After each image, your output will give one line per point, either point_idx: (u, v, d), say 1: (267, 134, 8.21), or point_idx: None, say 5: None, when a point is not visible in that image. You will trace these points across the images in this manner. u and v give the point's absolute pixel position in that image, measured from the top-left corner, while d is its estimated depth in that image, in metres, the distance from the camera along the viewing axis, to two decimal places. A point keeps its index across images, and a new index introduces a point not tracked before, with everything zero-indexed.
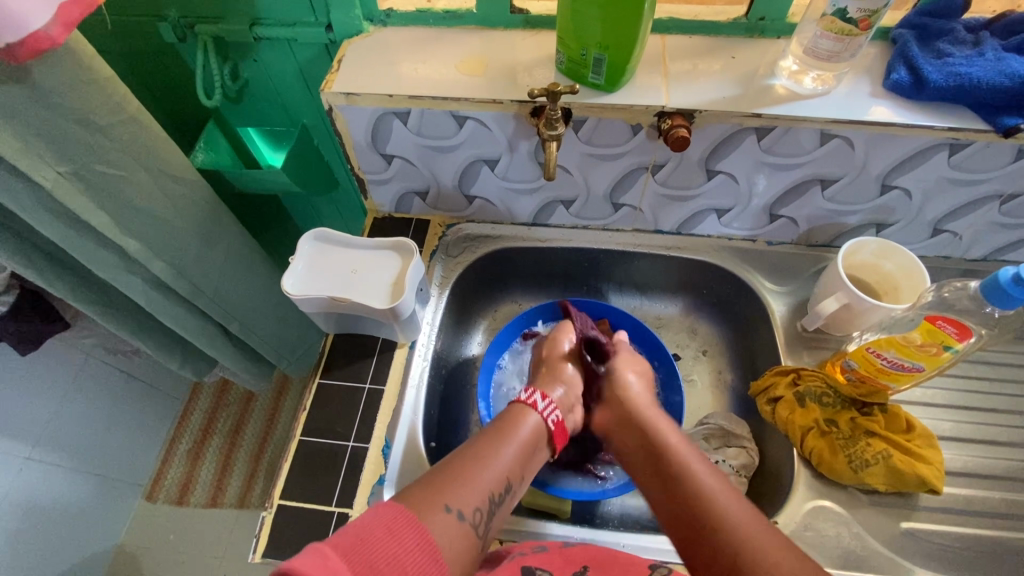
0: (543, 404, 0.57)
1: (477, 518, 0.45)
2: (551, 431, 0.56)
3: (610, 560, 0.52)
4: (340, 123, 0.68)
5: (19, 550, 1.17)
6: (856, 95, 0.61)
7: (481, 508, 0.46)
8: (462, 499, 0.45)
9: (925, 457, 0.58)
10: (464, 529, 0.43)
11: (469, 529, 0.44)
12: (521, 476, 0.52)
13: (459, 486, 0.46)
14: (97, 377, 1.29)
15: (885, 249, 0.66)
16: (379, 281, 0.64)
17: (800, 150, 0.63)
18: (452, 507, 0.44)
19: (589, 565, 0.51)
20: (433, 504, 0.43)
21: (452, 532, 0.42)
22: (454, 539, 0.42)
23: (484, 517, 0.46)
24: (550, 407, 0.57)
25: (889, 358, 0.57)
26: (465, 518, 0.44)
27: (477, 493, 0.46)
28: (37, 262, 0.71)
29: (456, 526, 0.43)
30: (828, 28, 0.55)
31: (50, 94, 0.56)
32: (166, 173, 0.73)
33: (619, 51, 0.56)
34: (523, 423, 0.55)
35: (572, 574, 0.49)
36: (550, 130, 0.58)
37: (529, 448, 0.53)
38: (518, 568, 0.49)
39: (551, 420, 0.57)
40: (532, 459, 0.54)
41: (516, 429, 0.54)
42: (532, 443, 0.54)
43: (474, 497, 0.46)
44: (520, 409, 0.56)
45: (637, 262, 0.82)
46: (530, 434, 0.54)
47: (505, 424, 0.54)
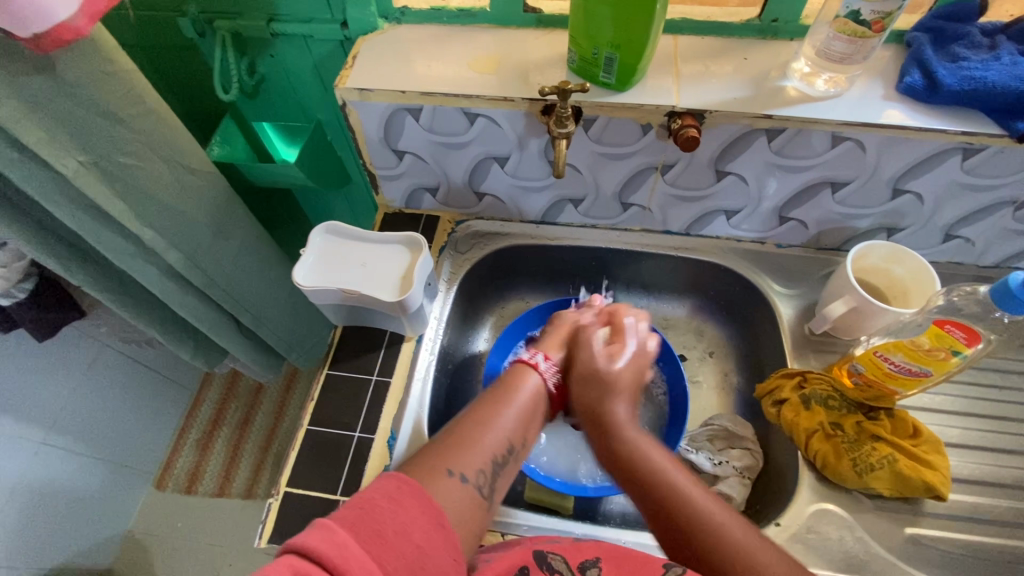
0: (546, 367, 0.59)
1: (479, 479, 0.46)
2: (548, 394, 0.57)
3: (625, 555, 0.48)
4: (353, 119, 0.69)
5: (32, 532, 1.20)
6: (868, 98, 0.60)
7: (484, 469, 0.47)
8: (463, 462, 0.46)
9: (931, 463, 0.57)
10: (468, 490, 0.45)
11: (474, 490, 0.45)
12: (522, 440, 0.53)
13: (462, 452, 0.47)
14: (111, 365, 1.31)
15: (895, 253, 0.65)
16: (388, 274, 0.65)
17: (811, 152, 0.63)
18: (453, 470, 0.45)
19: (601, 558, 0.48)
20: (437, 471, 0.45)
21: (456, 495, 0.44)
22: (460, 500, 0.44)
23: (488, 479, 0.47)
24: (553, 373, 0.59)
25: (896, 362, 0.57)
26: (465, 478, 0.45)
27: (478, 456, 0.48)
28: (57, 250, 0.73)
29: (459, 488, 0.45)
30: (841, 30, 0.55)
31: (73, 85, 0.57)
32: (182, 165, 0.74)
33: (630, 51, 0.57)
34: (523, 387, 0.55)
35: (585, 564, 0.47)
36: (560, 128, 0.59)
37: (528, 408, 0.54)
38: (529, 556, 0.48)
39: (550, 380, 0.58)
40: (534, 419, 0.55)
41: (517, 392, 0.55)
42: (533, 404, 0.55)
43: (476, 461, 0.47)
44: (521, 368, 0.58)
45: (645, 262, 0.82)
46: (531, 395, 0.55)
47: (511, 384, 0.56)
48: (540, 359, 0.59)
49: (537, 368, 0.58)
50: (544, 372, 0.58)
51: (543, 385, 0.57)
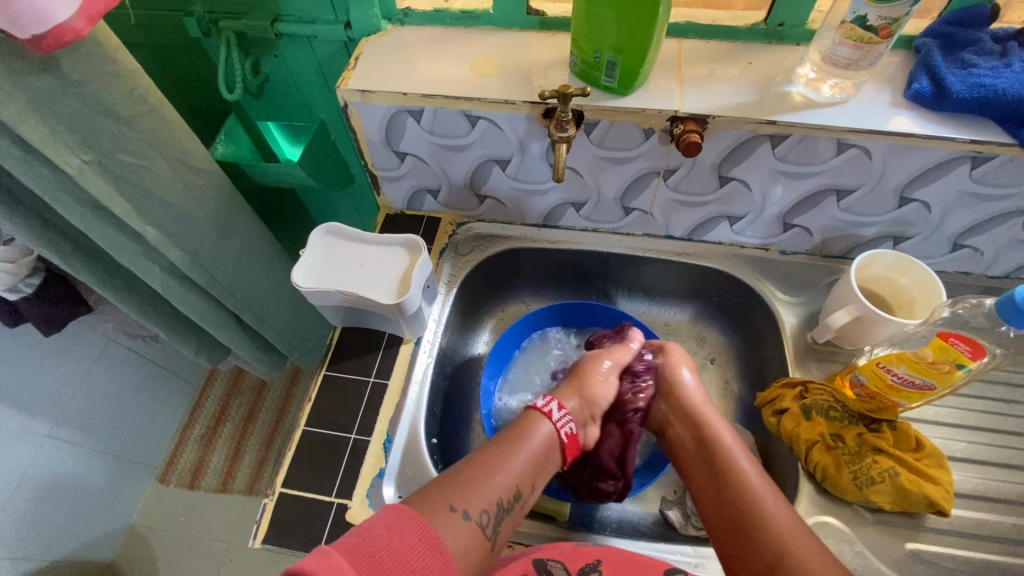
0: (559, 414, 0.59)
1: (483, 518, 0.48)
2: (563, 442, 0.58)
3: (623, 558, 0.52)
4: (355, 120, 0.69)
5: (37, 524, 1.21)
6: (875, 104, 0.59)
7: (489, 509, 0.48)
8: (470, 500, 0.48)
9: (934, 478, 0.56)
10: (472, 529, 0.46)
11: (476, 528, 0.47)
12: (532, 485, 0.54)
13: (471, 491, 0.49)
14: (117, 360, 1.33)
15: (901, 263, 0.64)
16: (385, 276, 0.65)
17: (816, 159, 0.62)
18: (457, 506, 0.47)
19: (601, 561, 0.52)
20: (440, 508, 0.46)
21: (460, 534, 0.46)
22: (463, 541, 0.45)
23: (492, 518, 0.48)
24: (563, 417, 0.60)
25: (900, 374, 0.56)
26: (470, 516, 0.47)
27: (486, 496, 0.49)
28: (61, 247, 0.73)
29: (465, 527, 0.46)
30: (847, 35, 0.54)
31: (76, 84, 0.58)
32: (185, 164, 0.74)
33: (633, 54, 0.56)
34: (537, 432, 0.57)
35: (584, 568, 0.51)
36: (561, 132, 0.59)
37: (537, 457, 0.55)
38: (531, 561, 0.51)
39: (565, 431, 0.59)
40: (544, 466, 0.56)
41: (527, 440, 0.56)
42: (542, 455, 0.56)
43: (479, 500, 0.48)
44: (534, 417, 0.59)
45: (646, 267, 0.82)
46: (541, 446, 0.56)
47: (519, 434, 0.57)
48: (550, 404, 0.60)
49: (549, 415, 0.59)
50: (557, 421, 0.59)
51: (553, 436, 0.58)
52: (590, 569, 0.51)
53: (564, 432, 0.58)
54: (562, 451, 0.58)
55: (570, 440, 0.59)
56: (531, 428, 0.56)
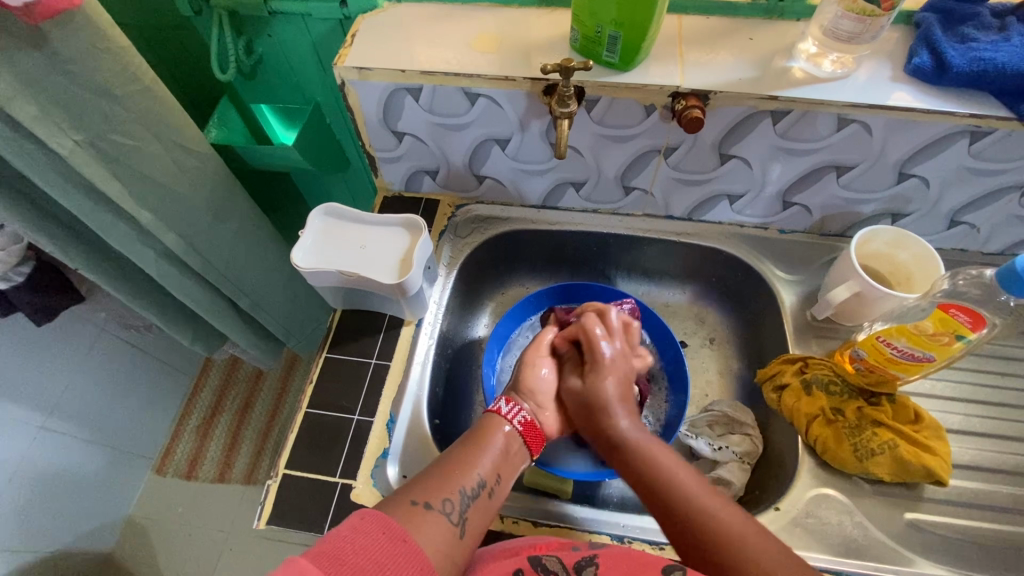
0: (508, 408, 0.58)
1: (446, 506, 0.47)
2: (523, 433, 0.57)
3: (626, 554, 0.48)
4: (352, 99, 0.68)
5: (32, 516, 1.20)
6: (875, 79, 0.59)
7: (452, 497, 0.48)
8: (432, 492, 0.48)
9: (933, 449, 0.57)
10: (439, 520, 0.46)
11: (442, 517, 0.46)
12: (498, 477, 0.53)
13: (431, 483, 0.49)
14: (110, 350, 1.31)
15: (901, 239, 0.64)
16: (387, 256, 0.64)
17: (816, 135, 0.62)
18: (420, 500, 0.47)
19: (598, 554, 0.48)
20: (402, 505, 0.46)
21: (426, 527, 0.45)
22: (435, 533, 0.45)
23: (456, 506, 0.48)
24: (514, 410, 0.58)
25: (899, 347, 0.56)
26: (433, 506, 0.46)
27: (448, 485, 0.49)
28: (54, 232, 0.72)
29: (432, 517, 0.46)
30: (850, 8, 0.54)
31: (66, 61, 0.57)
32: (179, 145, 0.73)
33: (634, 29, 0.55)
34: (490, 435, 0.55)
35: (581, 562, 0.47)
36: (562, 108, 0.58)
37: (503, 459, 0.54)
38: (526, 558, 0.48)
39: (517, 420, 0.57)
40: (512, 459, 0.55)
41: (487, 437, 0.55)
42: (506, 449, 0.55)
43: (441, 489, 0.48)
44: (489, 418, 0.57)
45: (647, 248, 0.82)
46: (505, 439, 0.55)
47: (477, 433, 0.55)
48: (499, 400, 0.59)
49: (500, 411, 0.58)
50: (509, 416, 0.57)
51: (513, 430, 0.56)
52: (588, 564, 0.47)
53: (517, 423, 0.57)
54: (527, 448, 0.57)
55: (526, 428, 0.57)
56: (487, 427, 0.55)
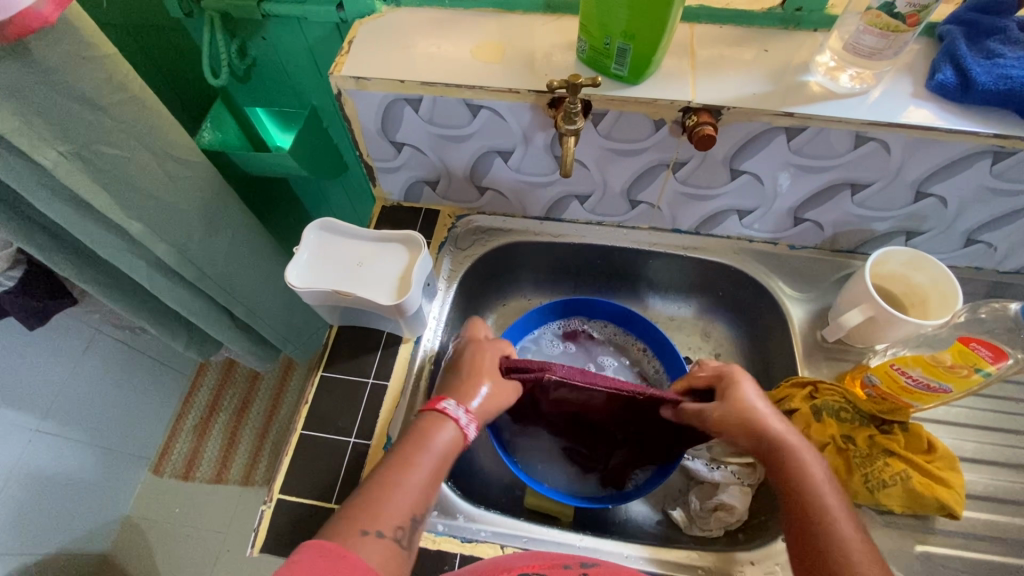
0: (465, 419, 0.54)
1: (398, 533, 0.45)
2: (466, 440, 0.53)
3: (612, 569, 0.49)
4: (349, 109, 0.65)
5: (27, 519, 1.19)
6: (895, 96, 0.57)
7: (404, 522, 0.46)
8: (377, 516, 0.45)
9: (946, 482, 0.55)
10: (389, 546, 0.44)
11: (392, 543, 0.45)
12: (439, 484, 0.50)
13: (373, 505, 0.46)
14: (106, 351, 1.30)
15: (917, 261, 0.62)
16: (386, 274, 0.62)
17: (832, 152, 0.60)
18: (369, 528, 0.44)
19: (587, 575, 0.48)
20: (350, 534, 0.43)
21: (374, 553, 0.43)
22: (386, 559, 0.43)
23: (407, 531, 0.46)
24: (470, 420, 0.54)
25: (915, 377, 0.54)
26: (383, 533, 0.44)
27: (388, 507, 0.46)
28: (43, 243, 0.70)
29: (379, 544, 0.44)
30: (873, 23, 0.51)
31: (49, 71, 0.54)
32: (169, 155, 0.71)
33: (645, 41, 0.53)
34: (433, 445, 0.51)
35: None
36: (569, 124, 0.55)
37: (444, 462, 0.51)
38: None
39: (466, 428, 0.53)
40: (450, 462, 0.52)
41: (429, 439, 0.51)
42: (449, 454, 0.52)
43: (390, 516, 0.46)
44: (432, 417, 0.53)
45: (652, 261, 0.79)
46: (447, 445, 0.52)
47: (418, 439, 0.51)
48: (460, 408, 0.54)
49: (456, 420, 0.53)
50: (462, 425, 0.53)
51: (460, 437, 0.53)
52: None
53: (466, 431, 0.53)
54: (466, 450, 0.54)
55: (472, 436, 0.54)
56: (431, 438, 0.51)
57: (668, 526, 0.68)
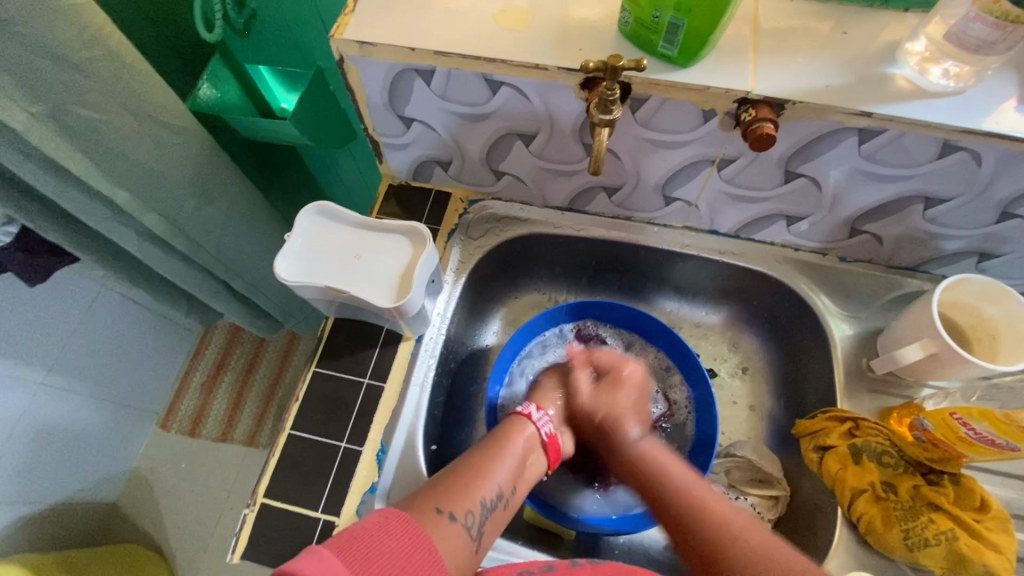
0: (539, 416, 0.58)
1: (469, 519, 0.45)
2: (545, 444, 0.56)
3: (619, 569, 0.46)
4: (352, 77, 0.57)
5: (33, 468, 1.19)
6: (998, 98, 0.47)
7: (474, 509, 0.46)
8: (454, 502, 0.46)
9: (996, 545, 0.49)
10: (460, 532, 0.44)
11: (463, 529, 0.44)
12: (515, 487, 0.51)
13: (453, 492, 0.46)
14: (111, 308, 1.27)
15: (992, 292, 0.54)
16: (385, 271, 0.56)
17: (910, 160, 0.51)
18: (444, 508, 0.45)
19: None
20: (425, 511, 0.44)
21: (448, 537, 0.43)
22: (453, 544, 0.43)
23: (477, 520, 0.46)
24: (545, 419, 0.58)
25: (977, 431, 0.48)
26: (456, 518, 0.44)
27: (469, 496, 0.47)
28: (25, 207, 0.64)
29: (451, 527, 0.43)
30: (987, 8, 0.42)
31: (11, 22, 0.47)
32: (156, 118, 0.64)
33: (702, 17, 0.44)
34: (516, 438, 0.54)
35: None
36: (603, 114, 0.47)
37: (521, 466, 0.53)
38: None
39: (546, 432, 0.57)
40: (529, 470, 0.54)
41: (515, 435, 0.55)
42: (525, 458, 0.53)
43: (466, 499, 0.46)
44: (516, 419, 0.57)
45: (682, 263, 0.72)
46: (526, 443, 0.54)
47: (500, 434, 0.54)
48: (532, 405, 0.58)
49: (532, 417, 0.57)
50: (539, 423, 0.57)
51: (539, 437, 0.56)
52: None
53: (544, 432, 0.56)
54: (545, 453, 0.56)
55: (551, 442, 0.57)
56: (510, 432, 0.54)
57: (677, 554, 0.63)
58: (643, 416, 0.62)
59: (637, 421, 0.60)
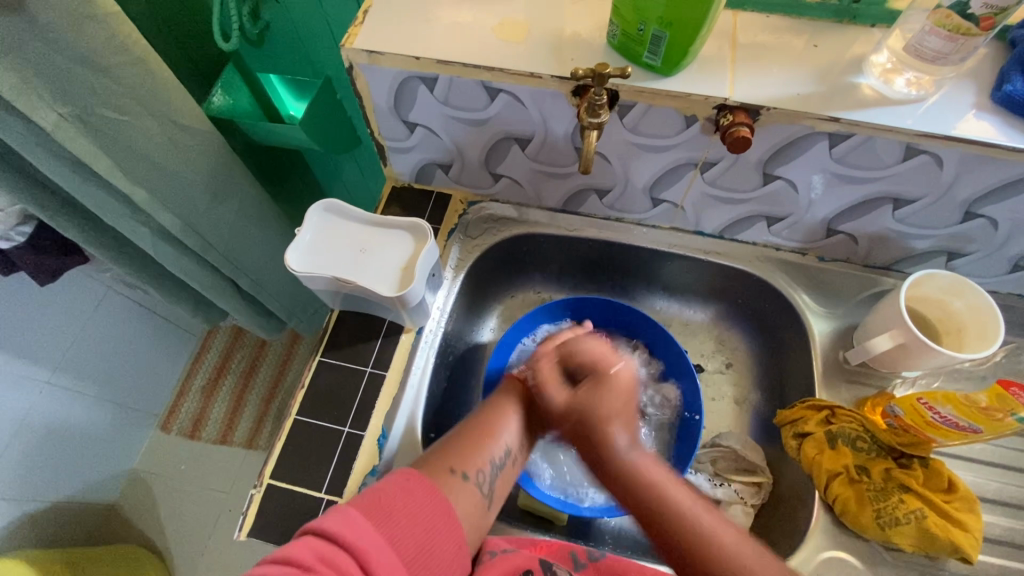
0: (540, 393, 0.59)
1: (478, 477, 0.49)
2: (546, 426, 0.58)
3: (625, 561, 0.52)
4: (360, 84, 0.61)
5: (36, 466, 1.21)
6: (955, 105, 0.52)
7: (484, 468, 0.50)
8: (466, 461, 0.49)
9: (962, 523, 0.52)
10: (472, 490, 0.48)
11: (474, 488, 0.48)
12: (523, 447, 0.55)
13: (466, 451, 0.50)
14: (117, 309, 1.30)
15: (957, 287, 0.57)
16: (389, 263, 0.59)
17: (877, 163, 0.55)
18: (457, 469, 0.48)
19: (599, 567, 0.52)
20: (439, 472, 0.47)
21: (460, 492, 0.47)
22: (467, 501, 0.47)
23: (487, 477, 0.49)
24: None
25: (942, 414, 0.51)
26: (468, 477, 0.48)
27: (479, 455, 0.50)
28: (46, 204, 0.68)
29: (466, 487, 0.47)
30: (940, 23, 0.46)
31: (48, 28, 0.51)
32: (174, 121, 0.68)
33: (683, 30, 0.48)
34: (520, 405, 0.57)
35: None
36: (592, 117, 0.51)
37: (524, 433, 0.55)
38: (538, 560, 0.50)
39: (545, 407, 0.58)
40: (534, 433, 0.57)
41: (515, 409, 0.56)
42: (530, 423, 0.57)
43: (474, 460, 0.50)
44: (509, 385, 0.59)
45: (670, 262, 0.76)
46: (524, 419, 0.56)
47: (504, 398, 0.57)
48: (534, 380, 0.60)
49: (532, 392, 0.58)
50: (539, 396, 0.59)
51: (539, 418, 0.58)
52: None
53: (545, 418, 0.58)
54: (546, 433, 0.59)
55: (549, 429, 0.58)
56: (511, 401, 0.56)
57: None
58: (631, 418, 0.53)
59: (654, 401, 0.59)
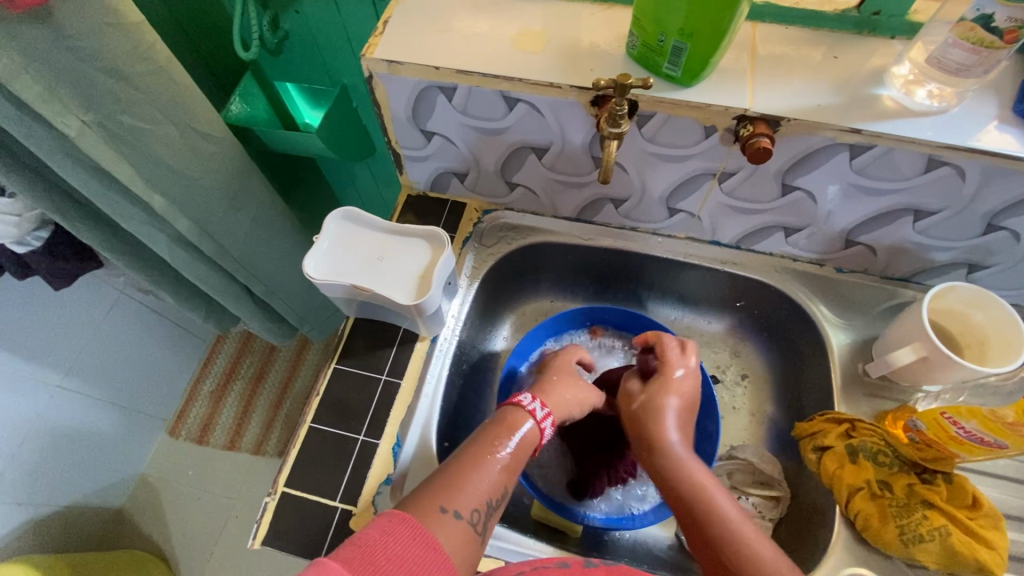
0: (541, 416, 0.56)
1: (474, 516, 0.45)
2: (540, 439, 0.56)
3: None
4: (380, 93, 0.62)
5: (47, 471, 1.21)
6: (978, 117, 0.51)
7: (480, 508, 0.46)
8: (459, 499, 0.46)
9: (988, 541, 0.51)
10: (464, 526, 0.44)
11: (468, 526, 0.45)
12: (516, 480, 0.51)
13: (458, 487, 0.47)
14: (129, 314, 1.30)
15: (980, 299, 0.57)
16: (407, 271, 0.60)
17: (898, 175, 0.54)
18: (448, 507, 0.45)
19: None
20: (430, 508, 0.44)
21: (451, 530, 0.43)
22: (459, 538, 0.43)
23: (483, 517, 0.46)
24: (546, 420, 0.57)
25: (967, 429, 0.50)
26: (462, 515, 0.45)
27: (474, 491, 0.47)
28: (66, 210, 0.68)
29: (459, 526, 0.44)
30: (964, 36, 0.46)
31: (73, 37, 0.52)
32: (193, 128, 0.69)
33: (704, 42, 0.48)
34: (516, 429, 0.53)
35: None
36: (612, 127, 0.51)
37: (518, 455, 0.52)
38: None
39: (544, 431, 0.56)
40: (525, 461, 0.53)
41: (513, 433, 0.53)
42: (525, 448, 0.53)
43: (471, 497, 0.46)
44: (512, 412, 0.55)
45: (685, 273, 0.75)
46: (519, 446, 0.53)
47: (502, 425, 0.54)
48: (536, 405, 0.57)
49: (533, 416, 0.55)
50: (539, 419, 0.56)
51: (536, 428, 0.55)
52: None
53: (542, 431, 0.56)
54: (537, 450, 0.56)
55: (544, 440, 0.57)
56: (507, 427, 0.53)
57: (680, 552, 0.65)
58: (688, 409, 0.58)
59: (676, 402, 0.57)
